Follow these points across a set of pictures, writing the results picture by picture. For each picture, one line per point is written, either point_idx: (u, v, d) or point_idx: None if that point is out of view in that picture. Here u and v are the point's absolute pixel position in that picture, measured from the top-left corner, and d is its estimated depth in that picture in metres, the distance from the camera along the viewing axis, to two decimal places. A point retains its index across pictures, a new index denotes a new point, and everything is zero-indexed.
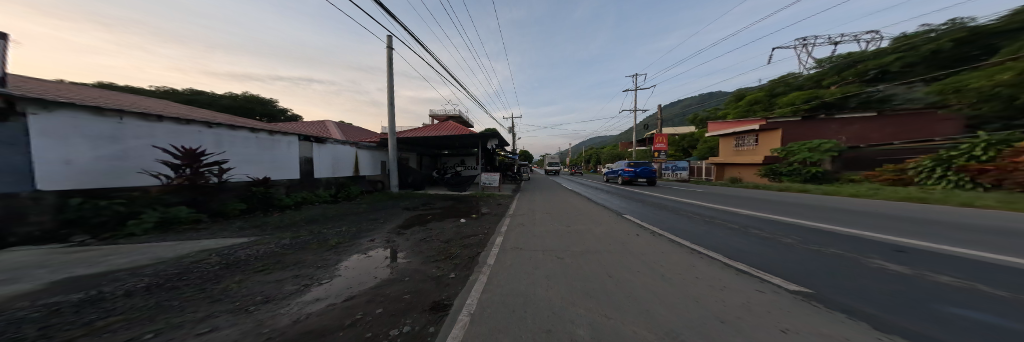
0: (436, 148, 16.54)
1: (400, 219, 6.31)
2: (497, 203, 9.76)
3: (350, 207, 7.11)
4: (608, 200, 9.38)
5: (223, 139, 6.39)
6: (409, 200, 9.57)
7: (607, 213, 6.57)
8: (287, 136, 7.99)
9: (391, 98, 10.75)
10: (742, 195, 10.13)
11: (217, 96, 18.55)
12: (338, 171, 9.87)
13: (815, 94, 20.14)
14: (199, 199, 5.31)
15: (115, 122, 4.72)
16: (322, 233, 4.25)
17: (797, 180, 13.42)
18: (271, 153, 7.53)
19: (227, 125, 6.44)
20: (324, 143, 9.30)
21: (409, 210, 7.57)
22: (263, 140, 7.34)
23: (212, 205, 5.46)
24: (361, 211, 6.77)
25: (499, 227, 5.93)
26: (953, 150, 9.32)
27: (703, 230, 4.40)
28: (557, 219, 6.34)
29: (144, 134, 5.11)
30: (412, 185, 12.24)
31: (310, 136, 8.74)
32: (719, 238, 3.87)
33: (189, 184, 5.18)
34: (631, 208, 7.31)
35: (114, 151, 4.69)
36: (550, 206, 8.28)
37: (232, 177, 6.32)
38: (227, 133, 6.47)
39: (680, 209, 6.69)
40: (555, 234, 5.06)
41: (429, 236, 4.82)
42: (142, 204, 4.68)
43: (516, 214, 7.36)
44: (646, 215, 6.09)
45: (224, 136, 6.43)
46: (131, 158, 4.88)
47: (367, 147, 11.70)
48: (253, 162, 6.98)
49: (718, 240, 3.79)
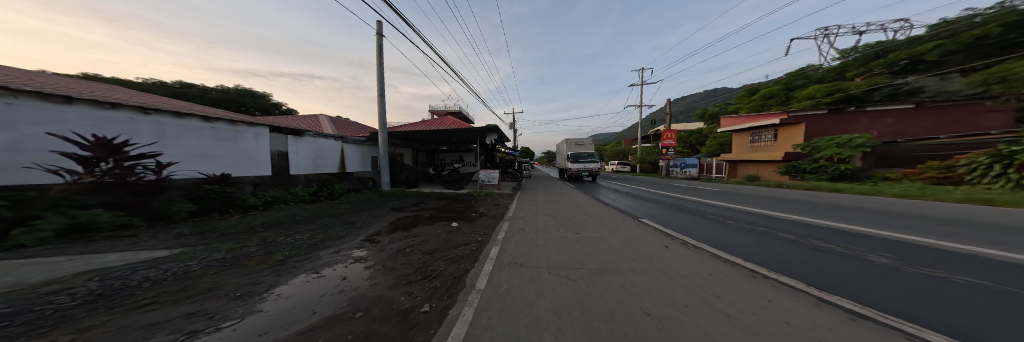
0: (433, 143, 15.74)
1: (383, 222, 5.49)
2: (495, 203, 8.92)
3: (328, 207, 6.31)
4: (618, 201, 8.48)
5: (167, 128, 5.61)
6: (398, 199, 8.78)
7: (622, 217, 5.69)
8: (253, 128, 7.23)
9: (381, 89, 9.91)
10: (765, 195, 9.19)
11: (208, 90, 18.02)
12: (320, 168, 9.18)
13: (839, 86, 18.84)
14: (129, 200, 4.56)
15: (4, 103, 3.87)
16: (277, 242, 3.40)
17: (824, 178, 12.32)
18: (231, 146, 6.76)
19: (171, 112, 5.65)
20: (301, 135, 8.57)
21: (394, 211, 6.76)
22: (221, 132, 6.56)
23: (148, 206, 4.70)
24: (343, 211, 5.98)
25: (497, 233, 5.09)
26: (1008, 145, 8.28)
27: (752, 243, 3.49)
28: (563, 224, 5.49)
29: (51, 121, 4.30)
30: (405, 183, 11.43)
31: (283, 128, 8.01)
32: (779, 255, 2.97)
33: (117, 181, 4.42)
34: (647, 211, 6.43)
35: (4, 139, 3.88)
36: (554, 208, 7.44)
37: (176, 173, 5.57)
38: (171, 122, 5.68)
39: (705, 212, 5.80)
40: (561, 243, 4.22)
41: (410, 245, 3.98)
42: (43, 207, 3.78)
43: (516, 217, 6.51)
44: (667, 220, 5.20)
45: (167, 125, 5.65)
46: (28, 150, 4.09)
47: (355, 142, 10.94)
48: (206, 156, 6.23)
49: (784, 259, 2.86)
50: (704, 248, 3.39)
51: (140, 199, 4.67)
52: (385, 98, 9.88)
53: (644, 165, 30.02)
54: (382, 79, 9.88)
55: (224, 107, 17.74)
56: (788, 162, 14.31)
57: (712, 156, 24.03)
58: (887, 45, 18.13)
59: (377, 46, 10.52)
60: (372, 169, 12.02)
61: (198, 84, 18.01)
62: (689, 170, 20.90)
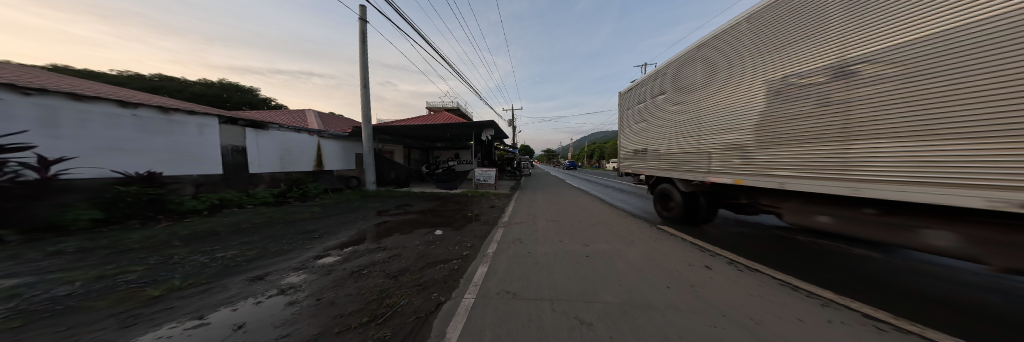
0: (427, 140, 14.78)
1: (353, 227, 4.57)
2: (490, 205, 7.97)
3: (295, 211, 5.41)
4: (628, 202, 7.60)
5: (60, 115, 4.47)
6: (382, 200, 7.89)
7: (637, 223, 4.83)
8: (195, 117, 6.20)
9: (364, 79, 8.98)
10: None
11: (190, 84, 17.11)
12: (289, 166, 8.28)
13: None
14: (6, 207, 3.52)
15: None
16: (178, 266, 2.44)
17: None
18: (163, 137, 5.70)
19: (71, 94, 4.52)
20: (264, 128, 7.68)
21: (371, 215, 5.85)
22: (147, 121, 5.47)
23: (38, 213, 3.80)
24: (313, 216, 5.05)
25: (489, 244, 4.22)
26: None
27: (833, 267, 2.56)
28: (568, 233, 4.65)
29: None
30: (393, 182, 10.48)
31: (239, 120, 7.08)
32: (895, 289, 2.03)
33: None
34: (663, 216, 5.56)
35: None
36: (556, 211, 6.54)
37: (73, 171, 4.49)
38: (67, 107, 4.54)
39: (731, 219, 4.97)
40: (568, 262, 3.32)
41: (374, 263, 3.09)
42: None
43: (512, 223, 5.63)
44: (690, 228, 4.35)
45: (62, 111, 4.50)
46: None
47: (334, 137, 10.03)
48: (126, 151, 5.15)
49: (911, 296, 1.91)
50: (761, 270, 2.52)
51: (20, 205, 3.64)
52: (369, 89, 8.98)
53: None
54: (364, 68, 8.95)
55: (207, 101, 16.84)
56: None
57: None
58: None
59: (361, 33, 9.61)
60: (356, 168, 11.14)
61: (179, 78, 17.07)
62: None
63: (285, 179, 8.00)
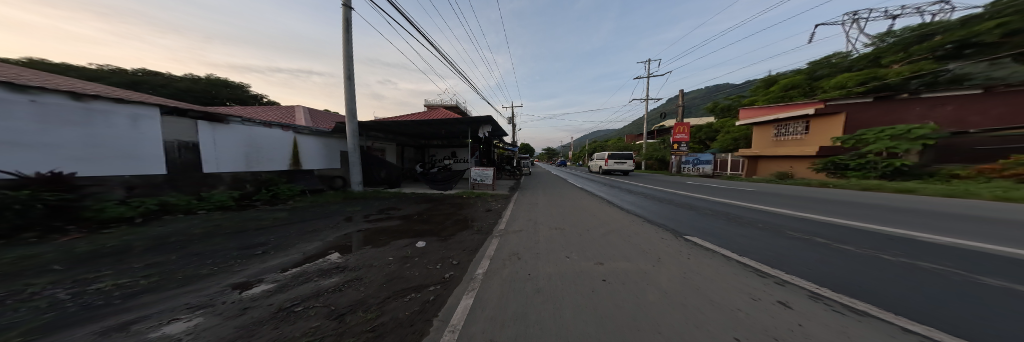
0: (421, 137, 13.97)
1: (319, 237, 3.77)
2: (486, 208, 7.19)
3: (254, 216, 4.61)
4: (639, 205, 6.82)
5: None
6: (365, 203, 7.10)
7: (656, 233, 4.07)
8: (128, 106, 5.34)
9: (347, 70, 8.16)
10: (818, 197, 7.67)
11: (175, 79, 16.42)
12: (256, 165, 7.46)
13: (874, 74, 17.15)
14: None
15: None
16: (2, 311, 1.60)
17: (872, 175, 10.53)
18: (75, 130, 4.75)
19: None
20: (223, 122, 6.85)
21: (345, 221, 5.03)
22: (50, 109, 4.50)
23: None
24: (272, 223, 4.25)
25: (479, 261, 3.44)
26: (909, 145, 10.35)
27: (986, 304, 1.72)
28: (575, 245, 3.89)
29: None
30: (383, 182, 9.64)
31: (179, 111, 6.11)
32: None
33: None
34: (683, 220, 4.82)
35: None
36: (559, 217, 5.76)
37: None
38: None
39: (766, 221, 4.21)
40: (579, 292, 2.50)
41: (323, 291, 2.28)
42: None
43: (509, 232, 4.85)
44: (722, 237, 3.58)
45: None
46: None
47: (313, 133, 9.22)
48: (18, 147, 4.21)
49: None
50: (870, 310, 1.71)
51: None
52: (353, 81, 8.20)
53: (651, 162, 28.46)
54: (347, 57, 8.16)
55: (192, 97, 16.15)
56: (826, 158, 12.64)
57: (724, 152, 22.18)
58: (932, 27, 16.34)
59: (345, 20, 8.85)
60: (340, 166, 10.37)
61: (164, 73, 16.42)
62: (703, 167, 19.50)
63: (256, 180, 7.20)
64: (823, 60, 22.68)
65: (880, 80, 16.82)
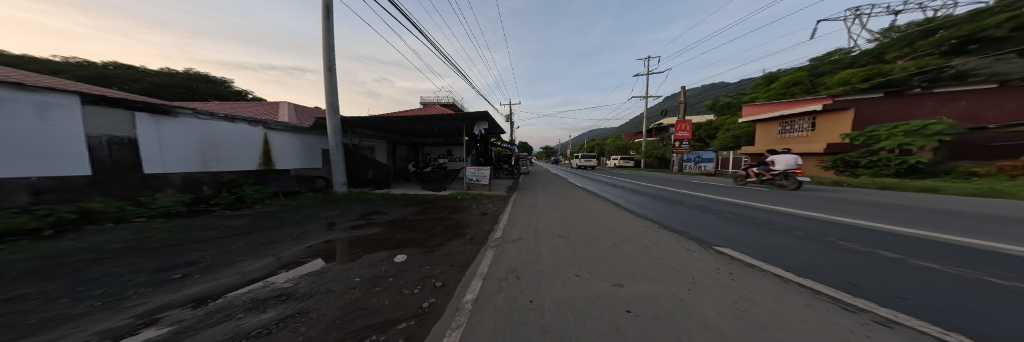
0: (414, 134, 13.21)
1: (274, 250, 3.05)
2: (482, 211, 6.51)
3: (202, 225, 3.85)
4: (648, 207, 6.24)
5: None
6: (346, 206, 6.35)
7: (679, 242, 3.48)
8: (35, 93, 4.26)
9: (327, 60, 7.37)
10: (837, 198, 7.18)
11: (150, 73, 15.48)
12: (215, 164, 6.51)
13: (879, 70, 16.86)
14: None
15: None
16: None
17: (884, 173, 10.15)
18: None
19: None
20: (170, 114, 5.80)
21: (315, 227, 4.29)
22: None
23: None
24: (220, 234, 3.50)
25: (470, 282, 2.79)
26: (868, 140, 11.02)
27: None
28: (585, 260, 3.28)
29: None
30: (371, 183, 8.84)
31: (108, 101, 5.04)
32: None
33: None
34: (703, 225, 4.25)
35: None
36: (563, 222, 5.16)
37: None
38: None
39: (805, 228, 3.63)
40: (597, 328, 1.88)
41: (240, 335, 1.58)
42: None
43: (507, 242, 4.24)
44: (761, 249, 3.00)
45: None
46: None
47: (287, 129, 8.34)
48: None
49: None
50: None
51: None
52: (334, 73, 7.42)
53: (650, 160, 28.07)
54: (328, 45, 7.38)
55: (169, 92, 15.21)
56: (836, 155, 12.26)
57: (725, 150, 21.79)
58: (937, 22, 16.09)
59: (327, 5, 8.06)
60: (321, 166, 9.59)
61: (138, 66, 15.45)
62: (706, 165, 19.36)
63: (219, 181, 6.35)
64: (825, 56, 22.42)
65: (884, 75, 16.56)
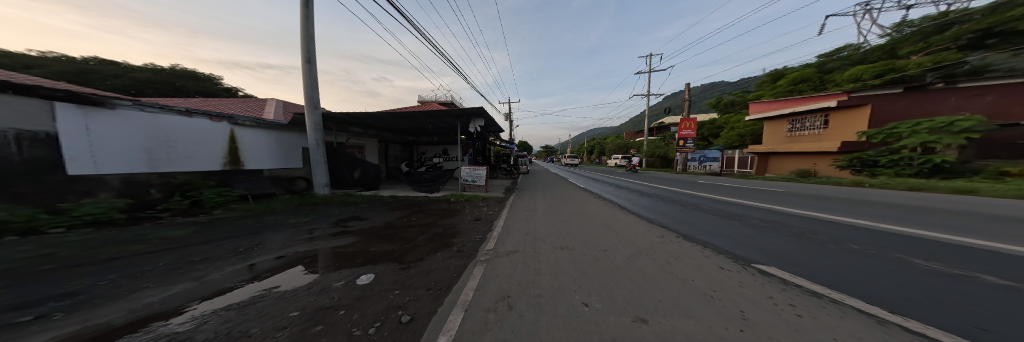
0: (407, 133, 12.58)
1: (198, 271, 2.37)
2: (475, 216, 5.89)
3: (130, 238, 3.17)
4: (657, 210, 5.62)
5: None
6: (323, 210, 5.70)
7: (707, 258, 2.84)
8: None
9: (306, 51, 6.69)
10: (862, 200, 6.59)
11: (133, 69, 14.83)
12: (165, 164, 5.78)
13: (892, 65, 16.20)
14: None
15: None
16: None
17: (906, 173, 9.53)
18: None
19: None
20: (105, 106, 5.01)
21: (274, 237, 3.62)
22: None
23: None
24: (143, 250, 2.82)
25: (448, 315, 2.15)
26: (888, 138, 10.49)
27: None
28: (594, 283, 2.65)
29: None
30: (357, 184, 8.18)
31: (18, 88, 4.14)
32: None
33: None
34: (728, 233, 3.64)
35: None
36: (564, 229, 4.59)
37: None
38: None
39: (854, 240, 3.02)
40: None
41: None
42: None
43: (501, 255, 3.64)
44: (816, 269, 2.36)
45: None
46: None
47: (259, 126, 7.74)
48: None
49: None
50: None
51: None
52: (314, 66, 6.75)
53: (652, 159, 27.45)
54: (306, 33, 6.70)
55: (152, 89, 14.57)
56: (851, 154, 11.68)
57: (729, 148, 21.15)
58: (954, 16, 15.43)
59: None
60: (300, 166, 9.05)
61: (121, 62, 14.84)
62: (711, 165, 19.08)
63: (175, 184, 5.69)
64: (834, 53, 21.75)
65: (897, 71, 15.93)
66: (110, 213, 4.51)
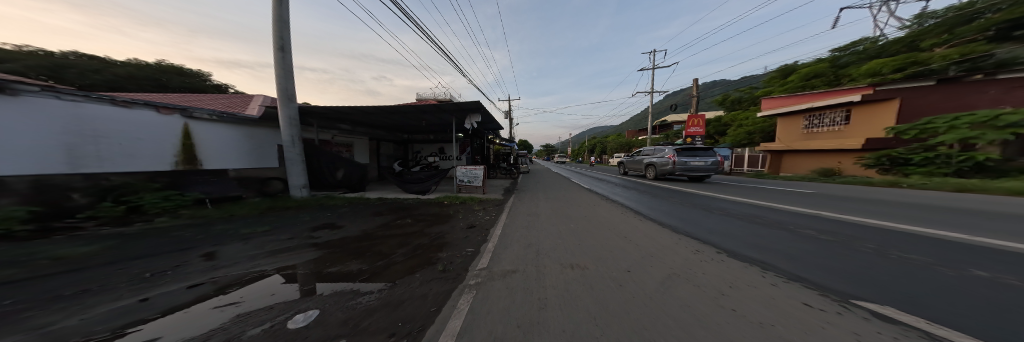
0: (401, 130, 11.85)
1: (39, 318, 1.58)
2: (469, 223, 5.16)
3: (7, 259, 2.41)
4: (677, 215, 4.87)
5: None
6: (295, 214, 4.95)
7: (779, 290, 2.06)
8: None
9: (278, 38, 5.94)
10: (906, 203, 5.82)
11: (114, 64, 14.18)
12: (88, 163, 4.95)
13: (914, 58, 15.27)
14: None
15: None
16: None
17: (943, 172, 8.74)
18: None
19: None
20: (6, 93, 4.17)
21: (207, 254, 2.84)
22: None
23: None
24: (8, 277, 2.06)
25: None
26: (919, 135, 9.82)
27: None
28: (626, 325, 1.89)
29: None
30: (340, 186, 7.45)
31: None
32: None
33: None
34: (784, 249, 2.87)
35: None
36: (573, 240, 3.87)
37: None
38: None
39: (978, 267, 2.22)
40: None
41: None
42: None
43: (496, 276, 2.90)
44: (972, 317, 1.55)
45: None
46: None
47: (225, 121, 7.14)
48: None
49: None
50: None
51: None
52: (288, 54, 6.01)
53: None
54: (278, 17, 5.93)
55: (135, 84, 13.94)
56: (878, 152, 10.99)
57: (738, 146, 20.28)
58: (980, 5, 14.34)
59: None
60: (274, 165, 8.52)
61: (102, 57, 14.20)
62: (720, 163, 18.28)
63: (101, 188, 5.08)
64: (850, 46, 20.87)
65: (919, 65, 15.01)
66: (5, 224, 3.85)
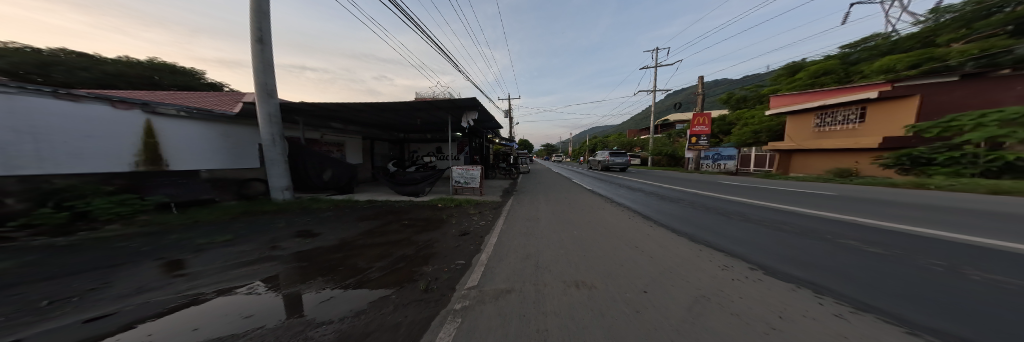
0: (396, 129, 11.43)
1: None
2: (462, 230, 4.70)
3: None
4: (692, 221, 4.38)
5: None
6: (270, 220, 4.49)
7: (849, 325, 1.52)
8: None
9: (256, 29, 5.50)
10: (943, 207, 5.29)
11: (104, 62, 13.85)
12: (28, 165, 4.48)
13: (930, 54, 14.66)
14: None
15: None
16: None
17: (969, 173, 8.21)
18: None
19: None
20: None
21: (142, 271, 2.40)
22: None
23: None
24: None
25: None
26: (941, 133, 9.29)
27: None
28: None
29: None
30: (328, 187, 7.02)
31: None
32: None
33: None
34: (832, 266, 2.34)
35: None
36: (577, 251, 3.39)
37: None
38: None
39: None
40: None
41: None
42: None
43: (486, 298, 2.42)
44: None
45: None
46: None
47: (195, 118, 6.77)
48: None
49: None
50: None
51: None
52: (266, 46, 5.57)
53: (659, 158, 25.98)
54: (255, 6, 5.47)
55: (125, 82, 13.59)
56: (897, 151, 10.46)
57: (744, 146, 19.72)
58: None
59: None
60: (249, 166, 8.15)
61: (92, 54, 13.88)
62: (726, 163, 17.70)
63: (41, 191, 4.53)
64: (861, 43, 20.26)
65: (935, 61, 14.43)
66: None
